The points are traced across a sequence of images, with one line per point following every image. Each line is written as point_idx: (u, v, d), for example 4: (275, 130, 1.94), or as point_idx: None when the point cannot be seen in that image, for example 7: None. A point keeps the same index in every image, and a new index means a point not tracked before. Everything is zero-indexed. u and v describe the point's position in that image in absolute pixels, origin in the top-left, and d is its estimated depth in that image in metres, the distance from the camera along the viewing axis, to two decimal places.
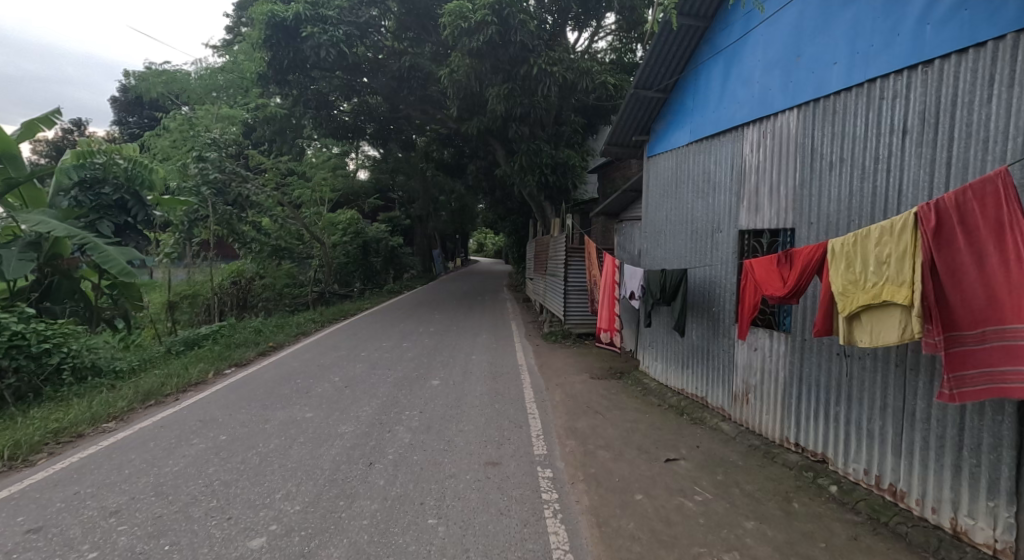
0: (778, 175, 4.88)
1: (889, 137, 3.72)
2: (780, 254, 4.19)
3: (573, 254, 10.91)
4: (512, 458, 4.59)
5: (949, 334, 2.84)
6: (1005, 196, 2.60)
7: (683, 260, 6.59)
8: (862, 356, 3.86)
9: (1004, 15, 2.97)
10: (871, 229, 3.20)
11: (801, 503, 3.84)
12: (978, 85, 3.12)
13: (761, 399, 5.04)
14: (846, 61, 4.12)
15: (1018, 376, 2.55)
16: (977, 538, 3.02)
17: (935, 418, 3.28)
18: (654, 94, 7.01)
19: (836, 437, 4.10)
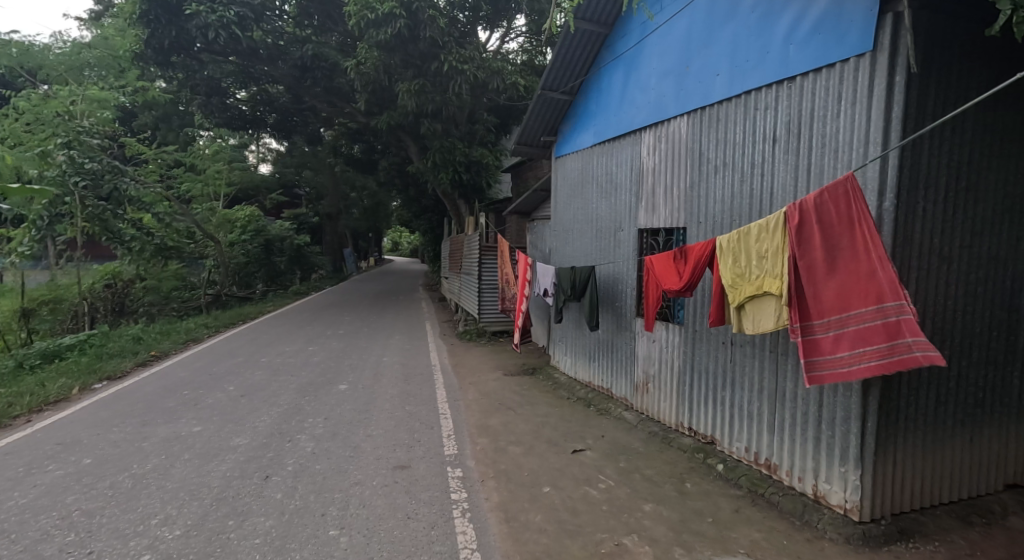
0: (671, 177, 5.22)
1: (762, 145, 4.11)
2: (676, 250, 4.46)
3: (486, 252, 10.95)
4: (422, 460, 4.52)
5: (802, 323, 3.20)
6: (853, 197, 2.99)
7: (589, 258, 6.85)
8: (743, 345, 4.23)
9: (849, 41, 3.38)
10: (752, 227, 3.50)
11: (692, 482, 4.15)
12: (830, 100, 3.53)
13: (659, 388, 5.36)
14: (727, 74, 4.49)
15: (856, 358, 2.94)
16: (833, 500, 3.41)
17: (801, 397, 3.68)
18: (560, 96, 7.21)
19: (722, 419, 4.47)
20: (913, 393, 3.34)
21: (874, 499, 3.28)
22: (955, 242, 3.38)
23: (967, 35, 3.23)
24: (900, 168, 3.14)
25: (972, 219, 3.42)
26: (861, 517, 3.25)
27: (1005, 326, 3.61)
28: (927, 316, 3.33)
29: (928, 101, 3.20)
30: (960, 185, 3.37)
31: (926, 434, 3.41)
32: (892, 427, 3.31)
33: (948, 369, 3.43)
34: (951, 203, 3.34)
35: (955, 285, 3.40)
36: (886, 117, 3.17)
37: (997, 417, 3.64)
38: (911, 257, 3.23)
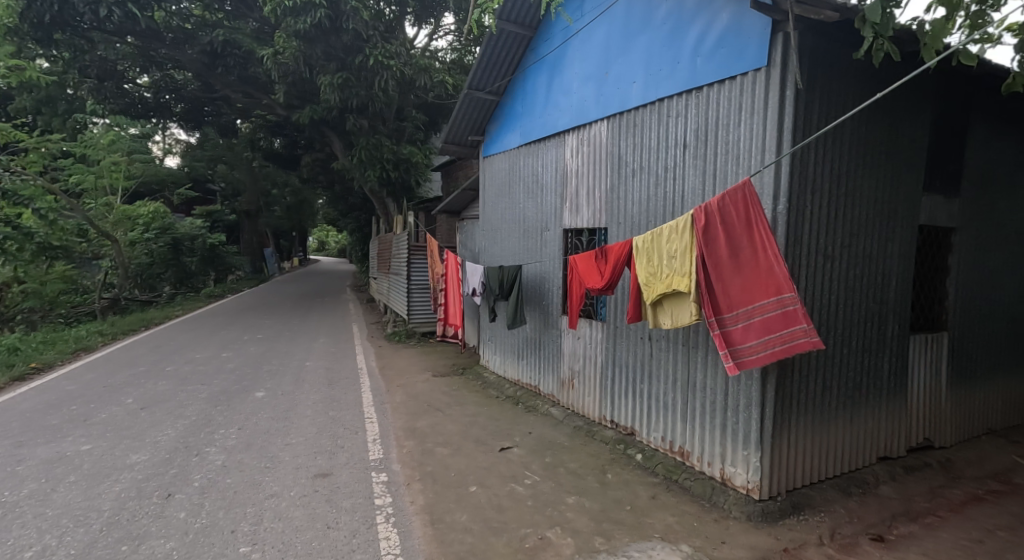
0: (593, 179, 5.39)
1: (673, 150, 4.34)
2: (598, 249, 4.60)
3: (414, 252, 10.76)
4: (344, 467, 4.37)
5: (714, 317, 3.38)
6: (750, 199, 3.25)
7: (517, 257, 6.93)
8: (659, 340, 4.45)
9: (748, 56, 3.65)
10: (663, 228, 3.68)
11: (613, 473, 4.32)
12: (732, 111, 3.80)
13: (583, 383, 5.53)
14: (643, 81, 4.70)
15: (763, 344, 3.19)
16: (737, 482, 3.68)
17: (710, 387, 3.93)
18: (486, 96, 7.21)
19: (641, 411, 4.68)
20: (803, 379, 3.68)
21: (772, 478, 3.57)
22: (838, 242, 3.76)
23: (846, 56, 3.59)
24: (791, 174, 3.45)
25: (852, 222, 3.82)
26: (761, 495, 3.53)
27: (879, 317, 4.06)
28: (814, 309, 3.68)
29: (814, 114, 3.53)
30: (842, 191, 3.74)
31: (815, 416, 3.76)
32: (787, 410, 3.62)
33: (833, 356, 3.81)
34: (834, 207, 3.71)
35: (838, 281, 3.78)
36: (779, 128, 3.46)
37: (873, 399, 4.09)
38: (801, 256, 3.55)
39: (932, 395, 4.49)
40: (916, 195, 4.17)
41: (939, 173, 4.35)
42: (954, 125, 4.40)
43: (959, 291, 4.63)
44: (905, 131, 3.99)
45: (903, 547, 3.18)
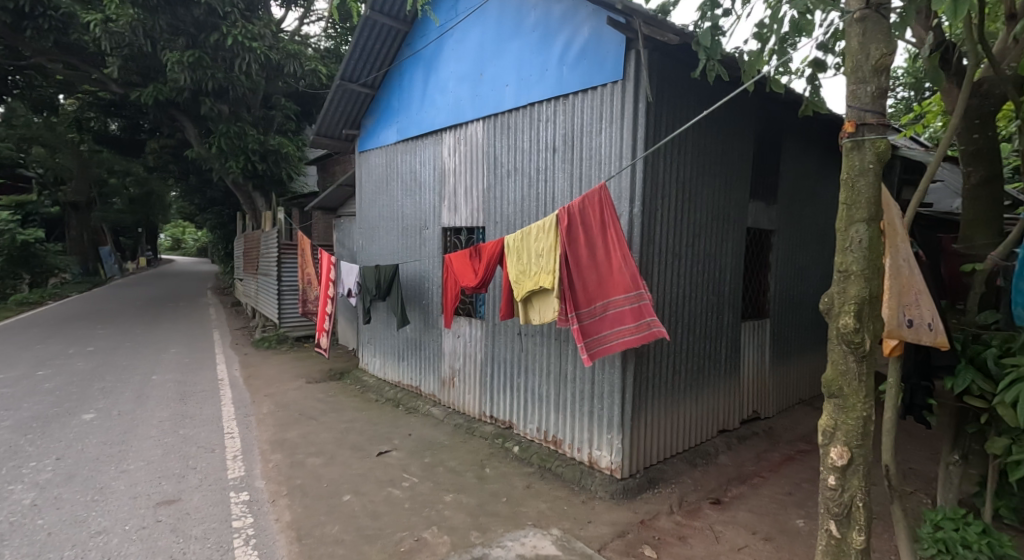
0: (469, 178, 5.44)
1: (544, 153, 4.54)
2: (471, 249, 4.66)
3: (285, 251, 10.01)
4: (197, 490, 3.93)
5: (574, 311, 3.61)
6: (604, 202, 3.51)
7: (396, 256, 6.75)
8: (535, 335, 4.61)
9: (607, 69, 3.94)
10: (531, 228, 3.83)
11: (492, 467, 4.40)
12: (595, 119, 4.07)
13: (464, 381, 5.55)
14: (515, 85, 4.84)
15: (616, 335, 3.48)
16: (603, 464, 3.96)
17: (579, 377, 4.18)
18: (358, 89, 6.88)
19: (518, 405, 4.82)
20: (656, 365, 4.07)
21: (632, 457, 3.90)
22: (683, 242, 4.22)
23: (687, 76, 4.03)
24: (644, 180, 3.79)
25: (695, 224, 4.31)
26: (622, 474, 3.84)
27: (717, 307, 4.62)
28: (665, 302, 4.10)
29: (661, 127, 3.91)
30: (686, 196, 4.21)
31: (667, 398, 4.17)
32: (644, 394, 3.97)
33: (681, 345, 4.27)
34: (680, 211, 4.16)
35: (684, 276, 4.25)
36: (634, 137, 3.79)
37: (715, 379, 4.66)
38: (653, 254, 3.93)
39: (759, 373, 5.22)
40: (745, 202, 4.83)
41: (761, 183, 5.08)
42: (772, 142, 5.16)
43: (779, 284, 5.44)
44: (735, 145, 4.59)
45: (735, 507, 3.66)
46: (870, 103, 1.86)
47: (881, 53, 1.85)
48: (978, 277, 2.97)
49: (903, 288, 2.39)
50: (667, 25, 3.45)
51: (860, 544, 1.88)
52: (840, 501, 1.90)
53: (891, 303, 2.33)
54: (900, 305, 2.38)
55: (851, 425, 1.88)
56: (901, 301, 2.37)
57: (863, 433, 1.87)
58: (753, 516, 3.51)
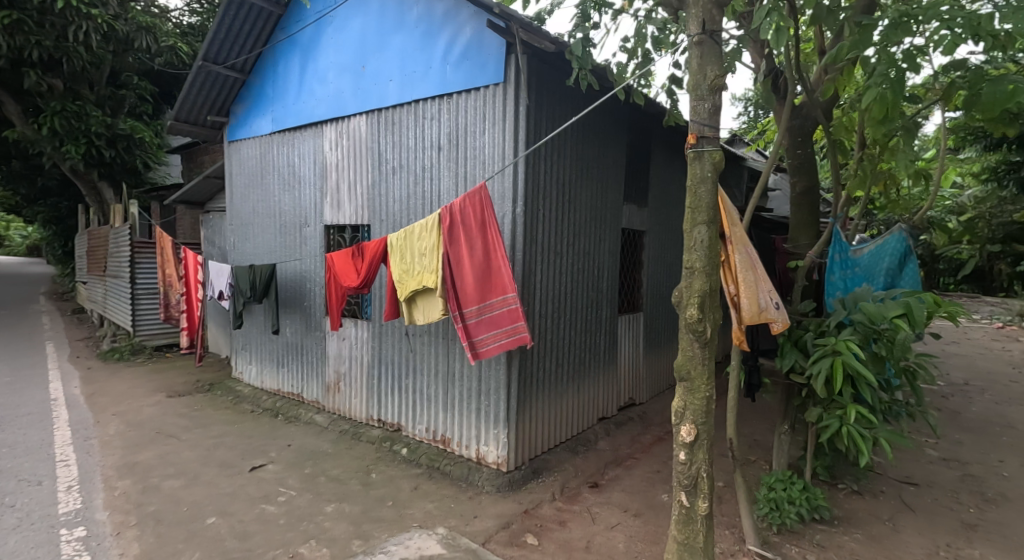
0: (352, 174, 5.22)
1: (429, 151, 4.49)
2: (353, 247, 4.46)
3: (139, 250, 8.85)
4: (17, 531, 3.35)
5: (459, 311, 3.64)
6: (484, 205, 3.57)
7: (273, 255, 6.27)
8: (422, 334, 4.55)
9: (489, 71, 3.99)
10: (414, 226, 3.78)
11: (378, 472, 4.28)
12: (478, 120, 4.11)
13: (349, 385, 5.31)
14: (398, 80, 4.73)
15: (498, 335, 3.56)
16: (490, 459, 4.02)
17: (467, 375, 4.20)
18: (225, 71, 6.21)
19: (406, 406, 4.72)
20: (540, 359, 4.22)
21: (517, 450, 4.02)
22: (564, 242, 4.42)
23: (563, 85, 4.23)
24: (525, 182, 3.91)
25: (574, 224, 4.54)
26: (508, 467, 3.94)
27: (596, 302, 4.91)
28: (547, 298, 4.26)
29: (540, 131, 4.06)
30: (566, 197, 4.41)
31: (550, 391, 4.35)
32: (528, 388, 4.10)
33: (563, 339, 4.48)
34: (560, 211, 4.35)
35: (565, 274, 4.45)
36: (515, 140, 3.89)
37: (595, 370, 4.94)
38: (535, 253, 4.07)
39: (635, 363, 5.63)
40: (619, 204, 5.18)
41: (634, 187, 5.48)
42: (643, 150, 5.59)
43: (651, 279, 5.91)
44: (610, 151, 4.91)
45: (611, 488, 3.92)
46: (707, 118, 2.10)
47: (716, 75, 2.10)
48: (801, 273, 3.46)
49: (759, 277, 2.72)
50: (543, 33, 3.59)
51: (704, 509, 2.14)
52: (688, 473, 2.13)
53: (750, 293, 2.65)
54: (763, 292, 2.72)
55: (697, 404, 2.11)
56: (760, 288, 2.70)
57: (707, 411, 2.12)
58: (626, 495, 3.79)
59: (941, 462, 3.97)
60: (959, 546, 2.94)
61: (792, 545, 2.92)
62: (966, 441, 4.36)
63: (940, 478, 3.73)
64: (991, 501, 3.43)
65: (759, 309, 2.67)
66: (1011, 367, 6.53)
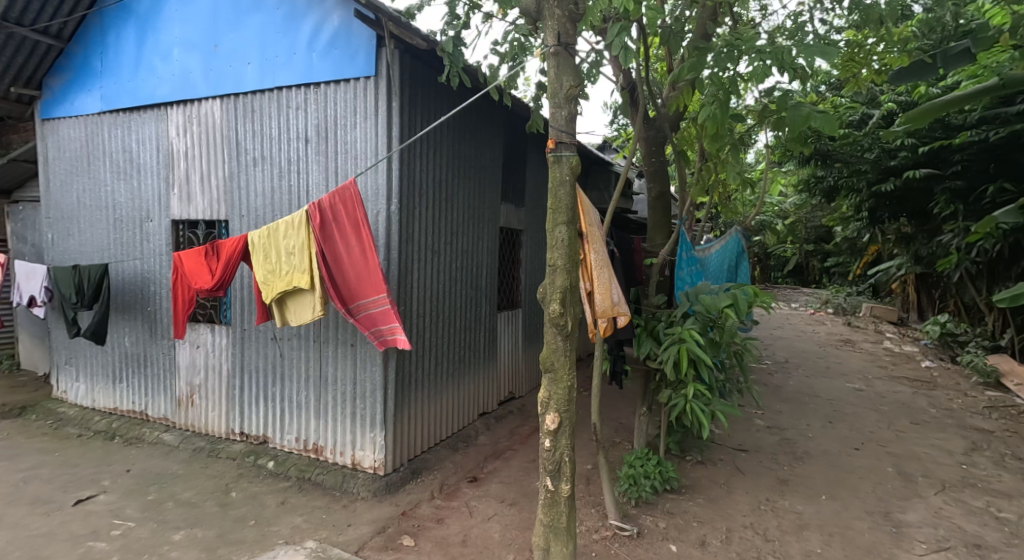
0: (205, 163, 4.71)
1: (294, 143, 4.21)
2: (206, 244, 3.97)
3: None
4: None
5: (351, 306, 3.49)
6: (355, 201, 3.42)
7: (105, 253, 5.43)
8: (290, 338, 4.25)
9: (359, 62, 3.84)
10: (279, 223, 3.49)
11: (238, 490, 3.91)
12: (349, 112, 3.93)
13: (205, 398, 4.79)
14: (257, 64, 4.35)
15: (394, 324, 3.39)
16: (367, 464, 3.88)
17: (340, 379, 4.01)
18: (34, 36, 5.21)
19: (273, 416, 4.38)
20: (419, 358, 4.16)
21: (395, 452, 3.92)
22: (441, 240, 4.41)
23: (437, 83, 4.21)
24: (400, 179, 3.82)
25: (451, 223, 4.54)
26: (385, 470, 3.83)
27: (475, 300, 4.98)
28: (424, 297, 4.22)
29: (414, 128, 4.00)
30: (442, 196, 4.40)
31: (429, 389, 4.31)
32: (405, 388, 4.02)
33: (441, 338, 4.46)
34: (437, 210, 4.33)
35: (443, 272, 4.45)
36: (388, 135, 3.79)
37: (474, 367, 4.99)
38: (411, 252, 4.01)
39: (514, 357, 5.78)
40: (496, 203, 5.28)
41: (511, 187, 5.64)
42: (519, 150, 5.76)
43: (529, 276, 6.10)
44: (486, 151, 4.99)
45: (489, 481, 4.00)
46: (564, 125, 2.25)
47: (571, 85, 2.26)
48: (655, 269, 3.83)
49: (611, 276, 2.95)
50: (415, 29, 3.53)
51: (566, 491, 2.32)
52: (553, 459, 2.29)
53: (603, 290, 2.87)
54: (612, 289, 2.94)
55: (560, 394, 2.27)
56: (611, 286, 2.93)
57: (568, 399, 2.28)
58: (503, 486, 3.90)
59: (765, 430, 4.66)
60: (775, 498, 3.49)
61: (648, 515, 3.24)
62: (785, 410, 5.14)
63: (764, 443, 4.36)
64: (799, 459, 4.11)
65: (611, 304, 2.91)
66: (820, 346, 7.82)
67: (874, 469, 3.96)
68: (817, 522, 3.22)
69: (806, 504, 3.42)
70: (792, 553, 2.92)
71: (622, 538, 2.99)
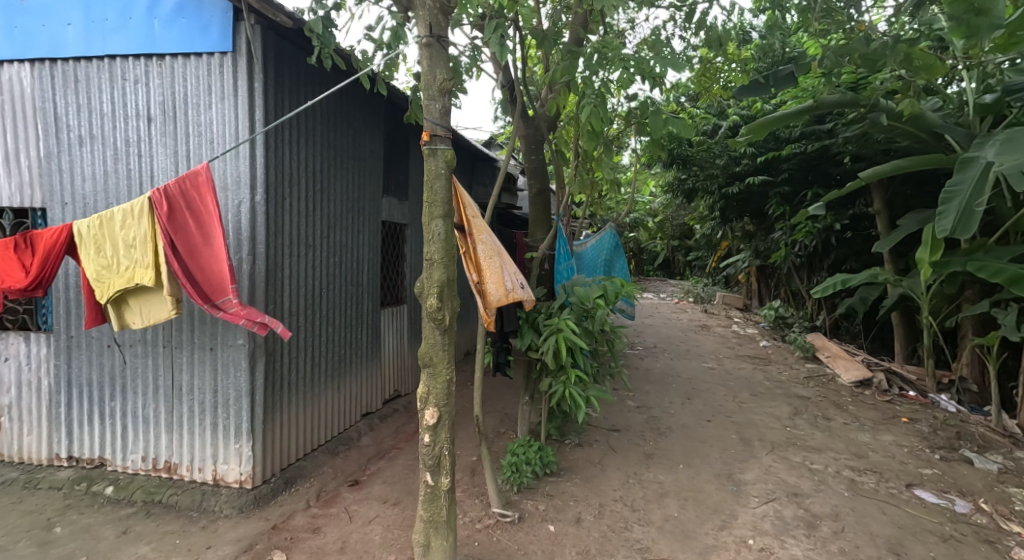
0: (13, 139, 3.95)
1: (134, 121, 3.70)
2: (13, 236, 3.29)
3: None
4: None
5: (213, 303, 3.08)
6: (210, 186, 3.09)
7: None
8: (133, 345, 3.75)
9: (211, 35, 3.45)
10: (115, 211, 3.05)
11: (65, 523, 3.33)
12: (201, 91, 3.54)
13: (19, 420, 4.03)
14: (80, 25, 3.72)
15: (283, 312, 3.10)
16: (230, 478, 3.54)
17: (198, 387, 3.61)
18: None
19: (112, 435, 3.82)
20: (292, 359, 3.88)
21: (265, 462, 3.62)
22: (316, 234, 4.15)
23: (306, 65, 3.95)
24: (264, 166, 3.53)
25: (328, 215, 4.30)
26: (253, 483, 3.52)
27: (355, 296, 4.76)
28: (297, 293, 3.94)
29: (281, 112, 3.71)
30: (316, 186, 4.14)
31: (305, 392, 4.03)
32: (277, 393, 3.73)
33: (319, 337, 4.21)
34: (310, 201, 4.07)
35: (318, 268, 4.19)
36: (250, 118, 3.48)
37: (355, 366, 4.77)
38: (281, 245, 3.73)
39: (399, 355, 5.63)
40: (377, 196, 5.09)
41: (392, 180, 5.47)
42: (400, 142, 5.61)
43: (413, 270, 5.97)
44: (364, 141, 4.80)
45: (371, 483, 3.87)
46: (439, 118, 2.24)
47: (444, 78, 2.25)
48: (535, 263, 3.98)
49: (504, 261, 2.99)
50: (278, 5, 3.27)
51: (446, 484, 2.34)
52: (433, 454, 2.29)
53: (496, 277, 2.90)
54: (508, 273, 2.98)
55: (439, 388, 2.27)
56: (506, 270, 2.97)
57: (447, 393, 2.29)
58: (386, 486, 3.79)
59: (635, 410, 5.05)
60: (642, 471, 3.81)
61: (529, 499, 3.36)
62: (652, 391, 5.62)
63: (633, 422, 4.73)
64: (663, 433, 4.53)
65: (506, 292, 2.92)
66: (682, 332, 8.64)
67: (721, 438, 4.48)
68: (675, 488, 3.59)
69: (666, 474, 3.79)
70: (653, 519, 3.22)
71: (503, 524, 3.08)
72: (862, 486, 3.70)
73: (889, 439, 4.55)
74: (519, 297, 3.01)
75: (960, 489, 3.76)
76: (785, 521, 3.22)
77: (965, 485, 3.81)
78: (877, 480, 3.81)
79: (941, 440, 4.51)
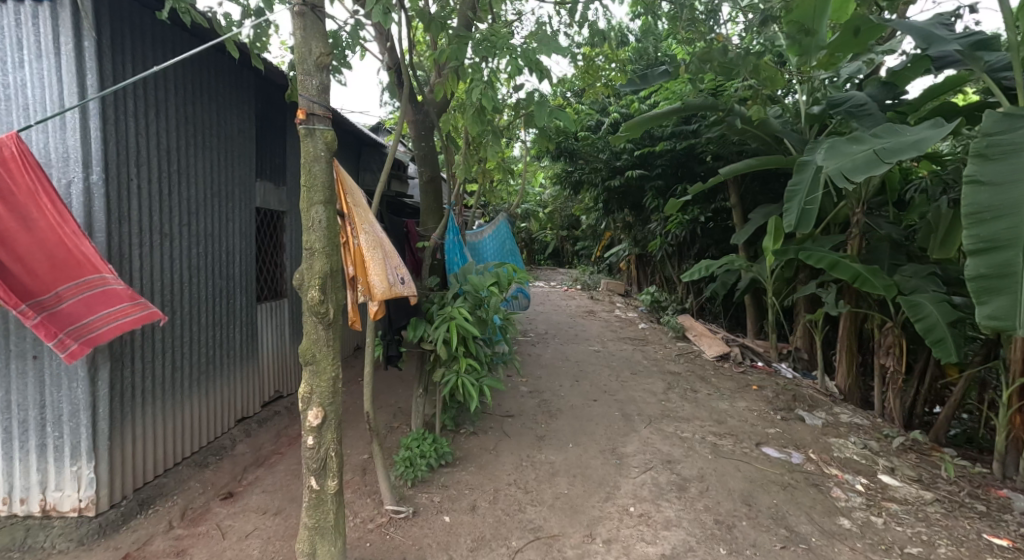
0: None
1: None
2: None
3: None
4: None
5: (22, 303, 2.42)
6: (22, 164, 2.54)
7: None
8: None
9: None
10: None
11: None
12: (9, 45, 2.93)
13: None
14: None
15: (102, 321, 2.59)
16: (65, 507, 3.00)
17: (17, 404, 3.01)
18: None
19: None
20: (146, 365, 3.41)
21: (112, 484, 3.13)
22: (173, 220, 3.66)
23: (152, 26, 3.44)
24: (102, 141, 3.03)
25: (187, 200, 3.81)
26: (97, 509, 3.03)
27: (225, 291, 4.29)
28: (150, 289, 3.44)
29: (120, 78, 3.20)
30: (171, 167, 3.65)
31: (163, 400, 3.56)
32: (126, 403, 3.25)
33: (179, 338, 3.73)
34: (163, 184, 3.57)
35: (176, 259, 3.70)
36: (79, 82, 2.95)
37: (227, 367, 4.32)
38: (126, 235, 3.22)
39: (278, 353, 5.17)
40: (248, 179, 4.62)
41: (266, 163, 5.01)
42: (276, 121, 5.16)
43: (294, 261, 5.53)
44: (230, 118, 4.32)
45: (248, 493, 3.56)
46: (316, 96, 2.08)
47: (321, 52, 2.09)
48: (427, 252, 3.87)
49: (386, 254, 2.87)
50: None
51: (333, 488, 2.21)
52: (317, 457, 2.16)
53: (378, 269, 2.78)
54: (390, 268, 2.87)
55: (323, 387, 2.14)
56: (388, 264, 2.85)
57: (333, 391, 2.17)
58: (265, 496, 3.50)
59: (528, 394, 5.18)
60: (534, 454, 3.93)
61: (423, 492, 3.31)
62: (543, 376, 5.81)
63: (525, 407, 4.85)
64: (553, 416, 4.70)
65: (391, 285, 2.82)
66: (569, 317, 9.04)
67: (606, 415, 4.77)
68: (565, 467, 3.75)
69: (557, 454, 3.94)
70: (545, 498, 3.34)
71: (397, 521, 3.00)
72: (722, 448, 4.16)
73: (743, 405, 5.16)
74: (400, 294, 2.90)
75: (796, 443, 4.38)
76: (660, 486, 3.52)
77: (800, 439, 4.46)
78: (733, 443, 4.30)
79: (781, 403, 5.21)
